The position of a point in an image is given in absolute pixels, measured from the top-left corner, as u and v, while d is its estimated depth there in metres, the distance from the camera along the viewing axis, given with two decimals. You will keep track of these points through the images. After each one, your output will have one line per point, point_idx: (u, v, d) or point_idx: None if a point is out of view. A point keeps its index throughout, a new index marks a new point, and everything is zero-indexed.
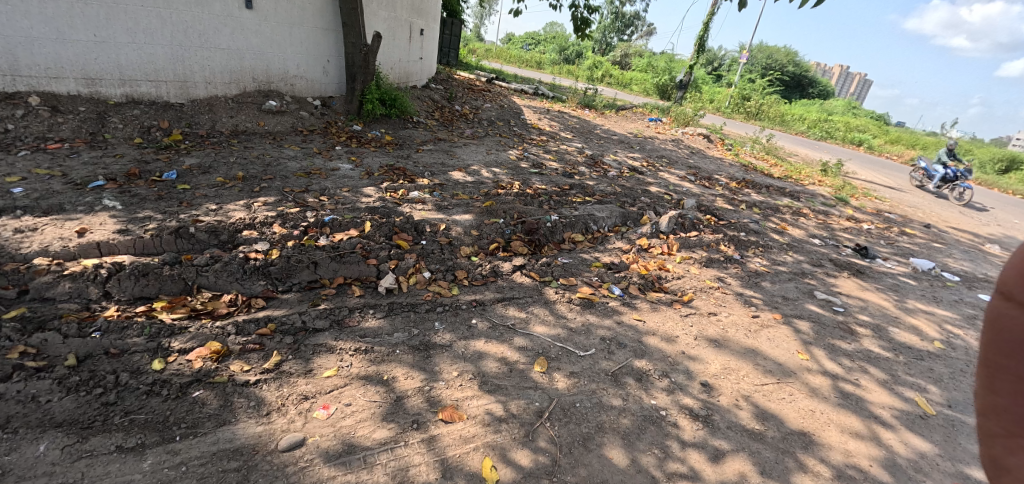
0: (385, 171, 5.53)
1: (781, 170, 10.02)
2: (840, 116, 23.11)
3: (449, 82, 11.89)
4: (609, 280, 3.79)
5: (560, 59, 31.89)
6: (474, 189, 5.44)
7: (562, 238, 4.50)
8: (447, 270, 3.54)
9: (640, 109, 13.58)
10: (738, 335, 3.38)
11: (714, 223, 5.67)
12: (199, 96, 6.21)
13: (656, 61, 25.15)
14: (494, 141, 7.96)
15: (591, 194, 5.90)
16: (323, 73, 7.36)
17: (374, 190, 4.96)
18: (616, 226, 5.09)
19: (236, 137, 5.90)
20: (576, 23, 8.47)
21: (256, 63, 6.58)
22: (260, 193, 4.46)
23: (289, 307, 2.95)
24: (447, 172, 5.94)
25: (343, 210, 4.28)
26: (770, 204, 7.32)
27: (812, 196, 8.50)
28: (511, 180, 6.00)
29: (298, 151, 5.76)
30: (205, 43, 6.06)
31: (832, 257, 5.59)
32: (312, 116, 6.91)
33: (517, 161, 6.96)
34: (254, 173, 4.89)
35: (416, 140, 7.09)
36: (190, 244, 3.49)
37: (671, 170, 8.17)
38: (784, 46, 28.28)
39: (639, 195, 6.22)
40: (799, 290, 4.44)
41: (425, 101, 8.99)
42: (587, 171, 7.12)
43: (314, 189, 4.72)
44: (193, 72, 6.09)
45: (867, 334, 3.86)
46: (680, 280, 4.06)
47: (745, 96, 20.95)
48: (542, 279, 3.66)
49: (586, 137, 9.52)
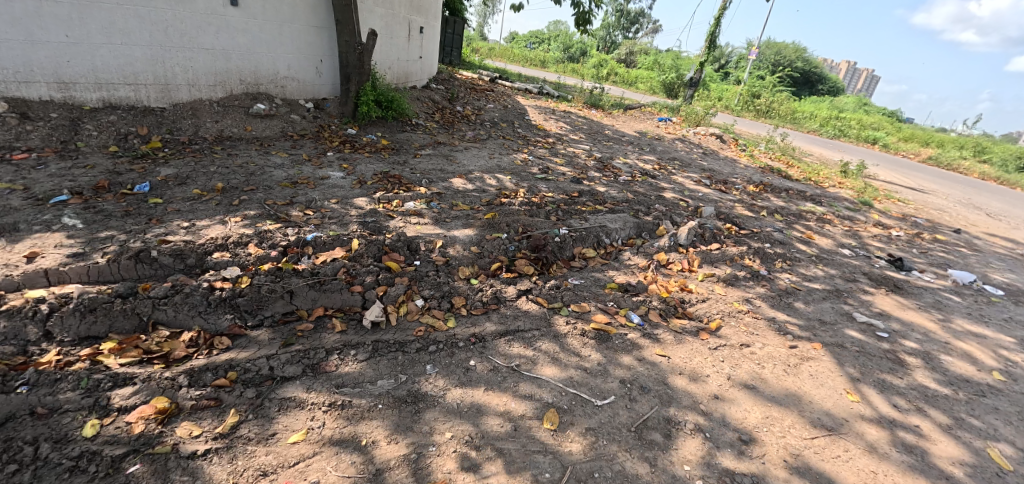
0: (379, 179, 5.11)
1: (799, 172, 9.54)
2: (852, 113, 22.50)
3: (450, 81, 11.48)
4: (626, 306, 3.36)
5: (564, 57, 31.42)
6: (475, 198, 5.02)
7: (572, 254, 4.07)
8: (443, 297, 3.12)
9: (649, 108, 13.10)
10: (777, 373, 2.94)
11: (735, 233, 5.22)
12: (182, 100, 5.82)
13: (663, 59, 24.66)
14: (496, 143, 7.54)
15: (602, 202, 5.45)
16: (316, 74, 6.92)
17: (366, 200, 4.55)
18: (630, 238, 4.65)
19: (219, 143, 5.51)
20: (581, 18, 8.04)
21: (243, 64, 6.17)
22: (239, 208, 4.06)
23: (256, 348, 2.54)
24: (447, 179, 5.51)
25: (329, 225, 3.87)
26: (792, 210, 6.85)
27: (835, 201, 8.01)
28: (515, 187, 5.57)
29: (286, 158, 5.35)
30: (188, 43, 5.65)
31: (865, 270, 5.13)
32: (304, 120, 6.51)
33: (522, 166, 6.53)
34: (235, 184, 4.49)
35: (414, 144, 6.67)
36: (152, 269, 3.07)
37: (685, 173, 7.72)
38: (793, 42, 27.65)
39: (653, 202, 5.78)
40: (835, 312, 3.99)
41: (425, 102, 8.58)
42: (596, 175, 6.68)
43: (299, 201, 4.31)
44: (175, 75, 5.69)
45: (919, 366, 3.40)
46: (705, 302, 3.63)
47: (754, 94, 20.40)
48: (551, 305, 3.23)
49: (594, 139, 9.08)
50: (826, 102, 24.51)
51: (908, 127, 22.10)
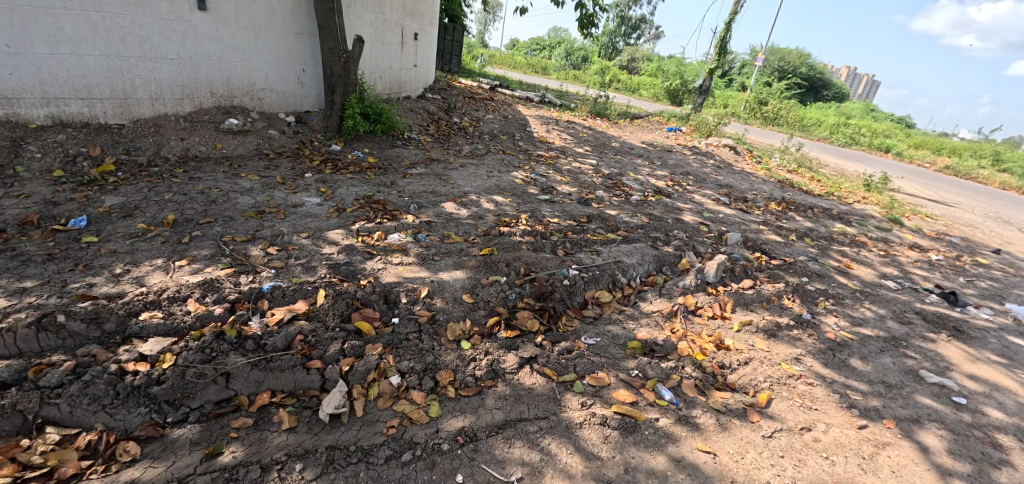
0: (361, 205, 4.48)
1: (819, 186, 8.88)
2: (861, 119, 21.90)
3: (448, 90, 10.87)
4: (654, 375, 2.73)
5: (567, 65, 30.97)
6: (470, 228, 4.39)
7: (583, 301, 3.44)
8: (427, 371, 2.49)
9: (656, 118, 12.49)
10: (852, 473, 2.33)
11: (766, 266, 4.59)
12: (144, 115, 5.19)
13: (666, 66, 24.10)
14: (496, 159, 6.93)
15: (614, 230, 4.82)
16: (297, 84, 6.30)
17: (343, 233, 3.93)
18: (649, 275, 4.03)
19: (183, 164, 4.89)
20: (584, 22, 7.47)
21: (214, 75, 5.54)
22: (190, 247, 3.43)
23: (173, 460, 1.95)
24: (439, 203, 4.88)
25: (294, 268, 3.25)
26: (821, 232, 6.21)
27: (863, 219, 7.37)
28: (516, 212, 4.93)
29: (258, 180, 4.72)
30: (150, 52, 5.01)
31: (916, 308, 4.48)
32: (283, 135, 5.91)
33: (523, 185, 5.90)
34: (191, 216, 3.87)
35: (405, 161, 6.06)
36: (58, 339, 2.41)
37: (701, 190, 7.10)
38: (798, 47, 27.11)
39: (671, 227, 5.15)
40: (897, 371, 3.35)
41: (419, 113, 7.97)
42: (606, 195, 6.06)
43: (263, 236, 3.69)
44: (135, 87, 5.05)
45: (1017, 449, 2.76)
46: (747, 365, 3.00)
47: (762, 100, 19.84)
48: (562, 377, 2.60)
49: (601, 151, 8.47)
50: (833, 108, 23.91)
51: (919, 133, 21.46)
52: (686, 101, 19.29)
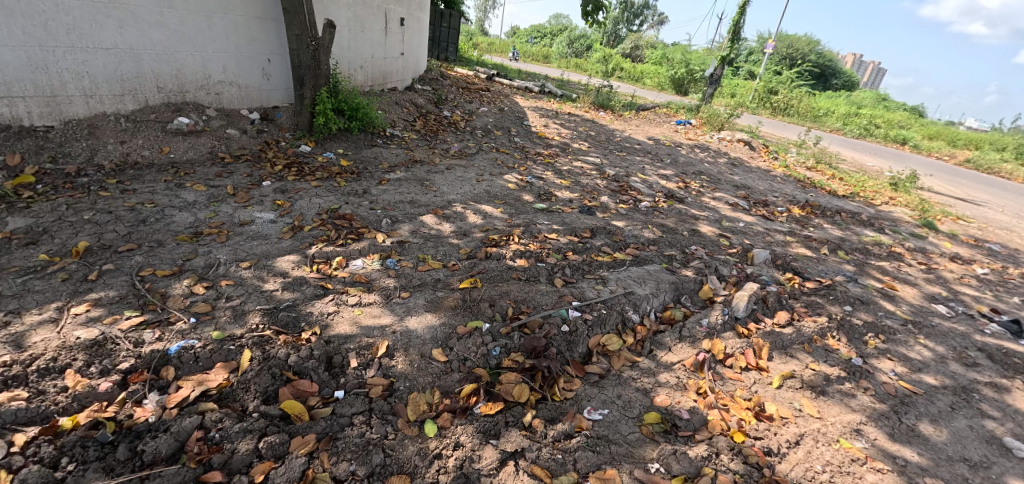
0: (323, 221, 3.78)
1: (842, 185, 8.11)
2: (873, 109, 20.98)
3: (440, 80, 10.09)
4: (682, 470, 2.09)
5: (568, 54, 30.03)
6: (451, 248, 3.69)
7: (587, 352, 2.77)
8: (373, 479, 1.88)
9: (664, 109, 11.71)
10: None
11: (800, 293, 3.91)
12: (77, 115, 4.41)
13: (671, 53, 23.18)
14: (487, 158, 6.21)
15: (621, 247, 4.12)
16: (262, 76, 5.55)
17: (295, 260, 3.23)
18: (665, 309, 3.34)
19: (118, 173, 4.19)
20: (587, 7, 6.69)
21: (162, 67, 4.77)
22: (96, 286, 2.76)
23: None
24: (417, 216, 4.18)
25: (220, 315, 2.57)
26: (853, 242, 5.50)
27: (894, 224, 6.64)
28: (508, 225, 4.22)
29: (204, 191, 4.02)
30: (80, 42, 4.21)
31: (977, 342, 3.82)
32: (244, 135, 5.20)
33: (517, 191, 5.19)
34: (110, 242, 3.18)
35: (383, 163, 5.35)
36: None
37: (717, 192, 6.38)
38: (806, 34, 26.14)
39: (688, 242, 4.46)
40: (977, 441, 2.71)
41: (404, 107, 7.23)
42: (611, 201, 5.35)
43: (193, 268, 3.01)
44: (64, 83, 4.26)
45: None
46: (797, 448, 2.35)
47: (772, 89, 18.96)
48: (557, 481, 1.96)
49: (605, 148, 7.74)
50: (844, 97, 22.98)
51: (932, 124, 20.57)
52: (692, 90, 18.43)
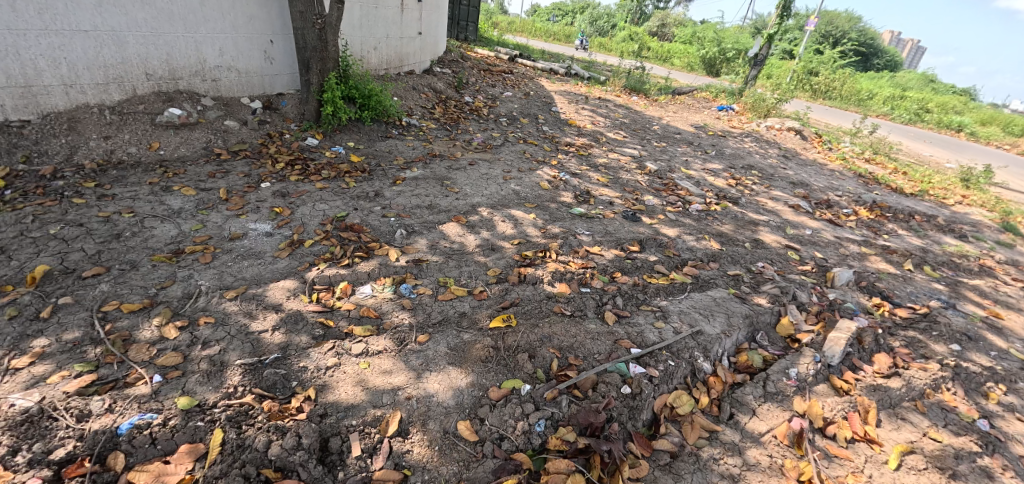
0: (327, 233, 3.22)
1: (907, 181, 7.26)
2: (921, 92, 19.57)
3: (461, 62, 9.41)
4: None
5: (592, 31, 28.86)
6: (478, 267, 3.09)
7: (651, 420, 2.19)
8: None
9: (702, 93, 10.86)
10: None
11: (896, 327, 3.23)
12: (56, 107, 3.91)
13: (701, 32, 21.98)
14: (515, 151, 5.57)
15: (677, 266, 3.48)
16: (263, 60, 4.97)
17: (290, 287, 2.68)
18: (740, 351, 2.72)
19: (100, 174, 3.70)
20: None
21: (150, 52, 4.22)
22: (48, 327, 2.26)
23: None
24: (437, 225, 3.59)
25: (192, 373, 2.08)
26: (936, 254, 4.73)
27: (976, 228, 5.80)
28: (543, 236, 3.61)
29: (193, 197, 3.51)
30: (54, 24, 3.68)
31: None
32: (244, 127, 4.66)
33: (550, 191, 4.56)
34: (75, 266, 2.69)
35: (398, 159, 4.76)
36: None
37: (772, 191, 5.64)
38: (846, 12, 24.65)
39: (754, 258, 3.79)
40: None
41: (422, 93, 6.60)
42: (657, 202, 4.68)
43: (168, 300, 2.50)
44: (39, 71, 3.74)
45: None
46: None
47: (812, 70, 17.76)
48: None
49: (642, 138, 7.03)
50: (888, 79, 21.54)
51: (985, 108, 19.03)
52: (725, 70, 17.26)
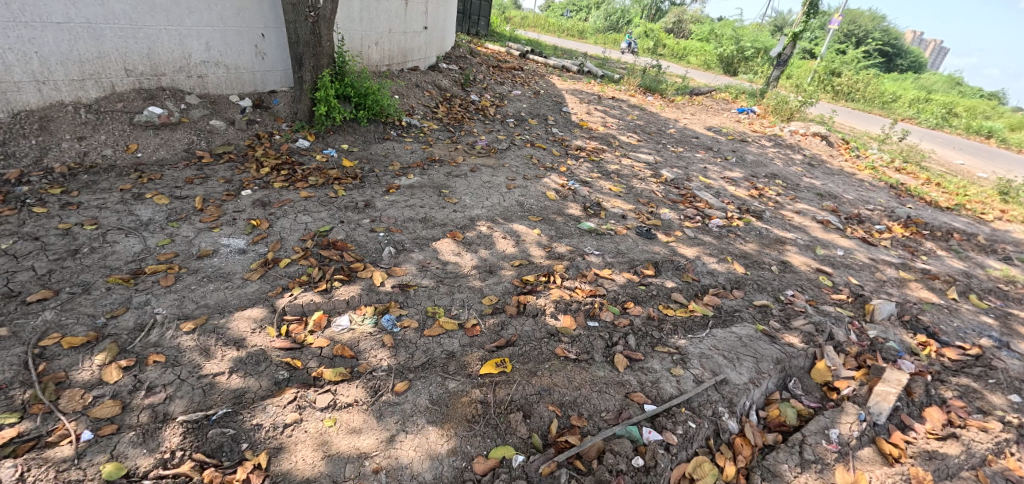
0: (307, 251, 2.90)
1: (940, 193, 6.79)
2: (948, 95, 18.84)
3: (469, 57, 9.02)
4: None
5: (605, 27, 28.25)
6: (472, 294, 2.74)
7: None
8: None
9: (720, 94, 10.40)
10: None
11: (948, 372, 2.83)
12: (28, 105, 3.62)
13: (719, 30, 21.35)
14: (521, 156, 5.21)
15: (697, 294, 3.10)
16: (254, 54, 4.65)
17: (257, 318, 2.36)
18: (770, 403, 2.35)
19: (69, 180, 3.41)
20: None
21: (130, 46, 3.92)
22: None
23: None
24: (431, 241, 3.25)
25: (129, 429, 1.78)
26: (981, 279, 4.29)
27: (1020, 248, 5.34)
28: (547, 257, 3.25)
29: (165, 206, 3.21)
30: (23, 15, 3.38)
31: None
32: (231, 127, 4.36)
33: (557, 202, 4.20)
34: (21, 288, 2.39)
35: (394, 163, 4.42)
36: None
37: (798, 204, 5.23)
38: (870, 11, 23.90)
39: (783, 284, 3.40)
40: None
41: (426, 92, 6.25)
42: (674, 216, 4.30)
43: (117, 332, 2.19)
44: (7, 66, 3.45)
45: None
46: None
47: (835, 70, 17.11)
48: None
49: (658, 142, 6.63)
50: (913, 81, 20.78)
51: (1016, 113, 18.22)
52: (742, 70, 16.62)
